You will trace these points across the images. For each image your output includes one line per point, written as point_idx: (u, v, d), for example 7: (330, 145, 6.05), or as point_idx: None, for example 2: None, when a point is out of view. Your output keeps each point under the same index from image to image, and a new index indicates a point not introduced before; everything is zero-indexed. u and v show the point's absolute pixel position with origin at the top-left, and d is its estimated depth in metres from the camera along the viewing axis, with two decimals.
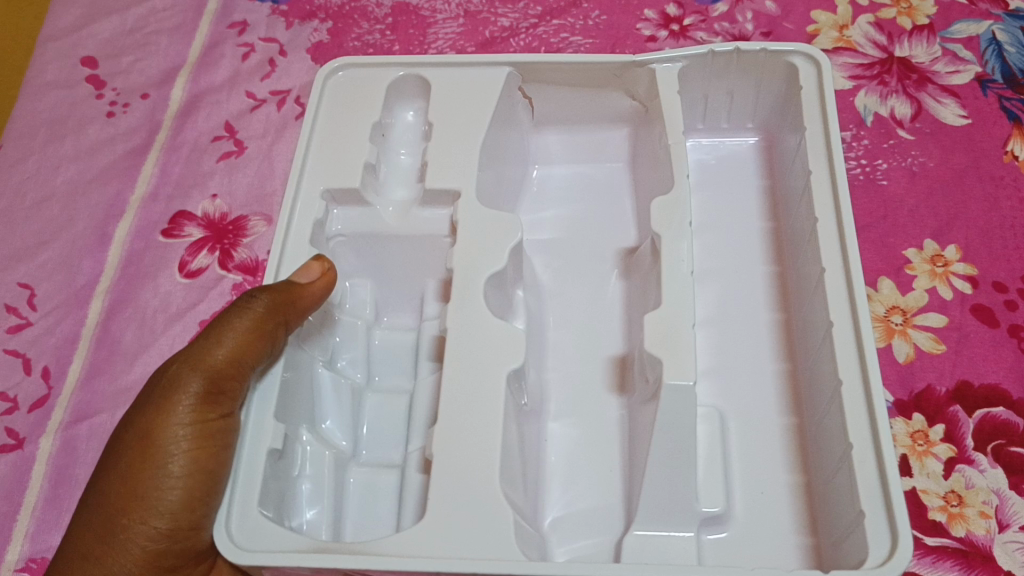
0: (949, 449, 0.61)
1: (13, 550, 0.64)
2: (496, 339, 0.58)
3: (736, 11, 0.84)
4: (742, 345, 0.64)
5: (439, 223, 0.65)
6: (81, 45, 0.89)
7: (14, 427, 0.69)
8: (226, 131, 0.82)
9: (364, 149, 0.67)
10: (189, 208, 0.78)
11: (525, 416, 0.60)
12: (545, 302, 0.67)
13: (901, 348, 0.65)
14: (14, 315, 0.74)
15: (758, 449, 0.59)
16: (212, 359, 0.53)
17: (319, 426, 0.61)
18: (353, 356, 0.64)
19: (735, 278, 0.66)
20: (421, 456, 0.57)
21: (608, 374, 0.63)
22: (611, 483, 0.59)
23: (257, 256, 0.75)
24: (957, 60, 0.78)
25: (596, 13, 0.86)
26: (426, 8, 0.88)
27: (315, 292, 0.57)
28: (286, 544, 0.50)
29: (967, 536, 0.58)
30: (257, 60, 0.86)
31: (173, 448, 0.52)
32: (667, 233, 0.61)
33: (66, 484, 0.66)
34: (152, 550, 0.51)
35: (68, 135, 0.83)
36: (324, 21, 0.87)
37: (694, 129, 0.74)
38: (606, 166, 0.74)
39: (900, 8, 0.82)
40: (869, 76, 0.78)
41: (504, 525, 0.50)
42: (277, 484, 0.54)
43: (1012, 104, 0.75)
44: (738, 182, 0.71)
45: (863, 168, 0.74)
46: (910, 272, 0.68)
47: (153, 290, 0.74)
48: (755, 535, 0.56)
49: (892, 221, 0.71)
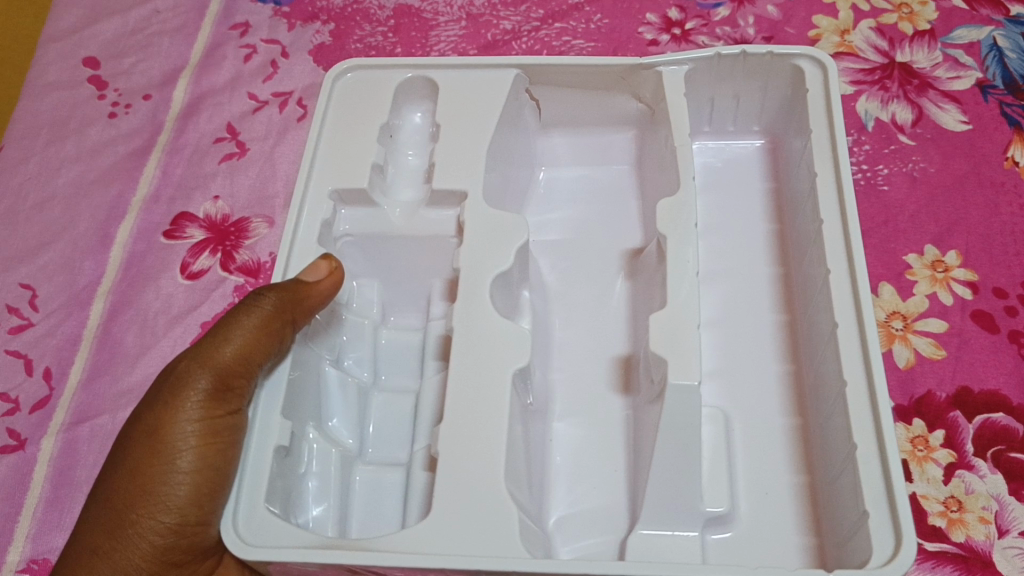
0: (949, 455, 0.62)
1: (14, 551, 0.64)
2: (502, 339, 0.58)
3: (737, 15, 0.84)
4: (746, 345, 0.64)
5: (445, 224, 0.65)
6: (84, 46, 0.89)
7: (15, 428, 0.69)
8: (229, 133, 0.82)
9: (371, 150, 0.67)
10: (191, 209, 0.78)
11: (529, 415, 0.60)
12: (549, 303, 0.67)
13: (901, 353, 0.66)
14: (15, 316, 0.74)
15: (761, 450, 0.59)
16: (220, 356, 0.53)
17: (325, 425, 0.61)
18: (360, 355, 0.65)
19: (739, 279, 0.67)
20: (426, 455, 0.58)
21: (610, 374, 0.63)
22: (614, 483, 0.59)
23: (258, 257, 0.75)
24: (958, 65, 0.79)
25: (598, 17, 0.86)
26: (428, 10, 0.88)
27: (324, 290, 0.57)
28: (293, 540, 0.50)
29: (966, 542, 0.59)
30: (259, 62, 0.86)
31: (181, 444, 0.52)
32: (672, 235, 0.61)
33: (68, 485, 0.66)
34: (159, 545, 0.52)
35: (70, 136, 0.83)
36: (327, 23, 0.88)
37: (700, 132, 0.75)
38: (610, 167, 0.74)
39: (901, 14, 0.83)
40: (870, 81, 0.79)
41: (509, 524, 0.50)
42: (283, 481, 0.54)
43: (1012, 110, 0.76)
44: (741, 183, 0.72)
45: (864, 173, 0.74)
46: (911, 278, 0.69)
47: (155, 292, 0.74)
48: (759, 536, 0.56)
49: (892, 226, 0.71)
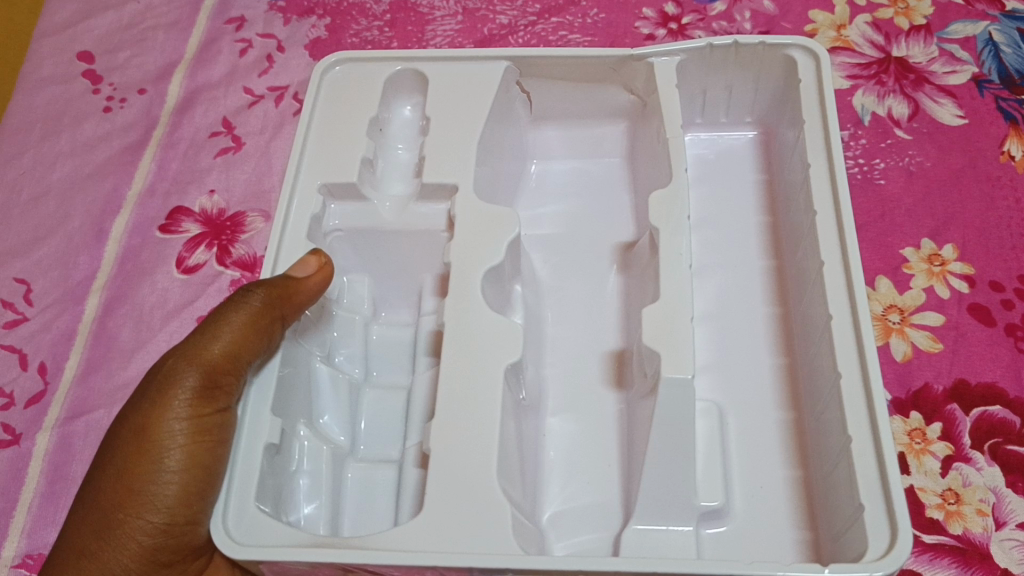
0: (946, 447, 0.61)
1: (9, 546, 0.63)
2: (495, 334, 0.58)
3: (734, 10, 0.84)
4: (740, 340, 0.64)
5: (437, 218, 0.65)
6: (78, 40, 0.88)
7: (10, 423, 0.68)
8: (223, 128, 0.82)
9: (362, 145, 0.67)
10: (187, 204, 0.78)
11: (523, 411, 0.60)
12: (542, 298, 0.67)
13: (898, 346, 0.65)
14: (10, 310, 0.74)
15: (755, 447, 0.59)
16: (208, 353, 0.53)
17: (317, 422, 0.60)
18: (351, 352, 0.64)
19: (736, 273, 0.66)
20: (418, 452, 0.57)
21: (604, 369, 0.63)
22: (608, 478, 0.58)
23: (254, 252, 0.75)
24: (954, 60, 0.78)
25: (594, 11, 0.86)
26: (424, 5, 0.88)
27: (312, 286, 0.56)
28: (283, 539, 0.49)
29: (964, 534, 0.58)
30: (254, 56, 0.86)
31: (169, 443, 0.51)
32: (664, 228, 0.61)
33: (63, 480, 0.66)
34: (148, 546, 0.51)
35: (64, 131, 0.83)
36: (322, 17, 0.87)
37: (692, 124, 0.74)
38: (604, 161, 0.73)
39: (897, 9, 0.82)
40: (867, 75, 0.79)
41: (502, 520, 0.50)
42: (274, 479, 0.54)
43: (1007, 104, 0.76)
44: (736, 177, 0.72)
45: (861, 167, 0.74)
46: (908, 271, 0.68)
47: (151, 286, 0.74)
48: (756, 531, 0.55)
49: (889, 220, 0.71)
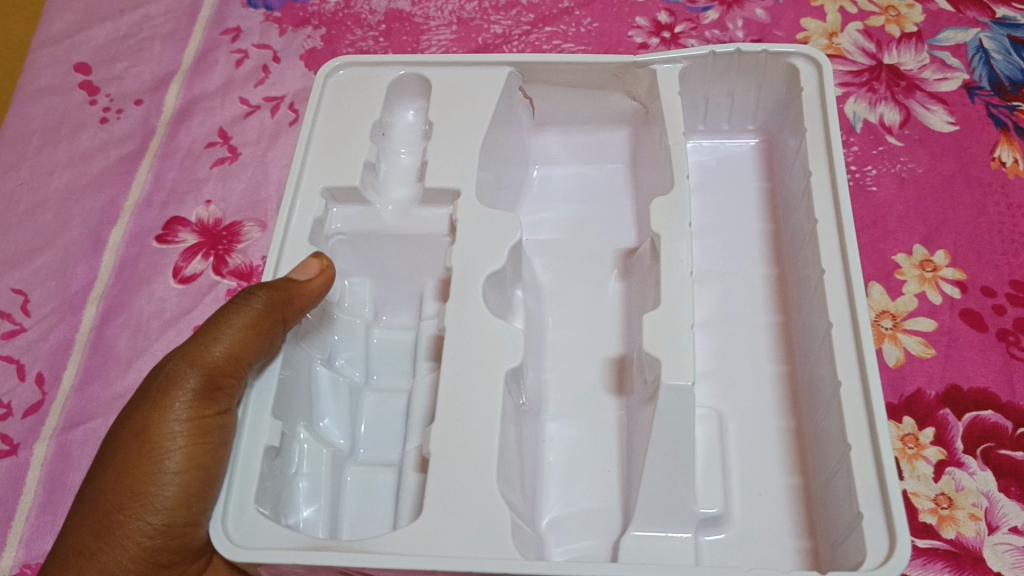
0: (939, 452, 0.62)
1: (7, 555, 0.63)
2: (496, 341, 0.58)
3: (726, 19, 0.85)
4: (737, 344, 0.64)
5: (439, 223, 0.65)
6: (75, 51, 0.88)
7: (8, 433, 0.68)
8: (220, 137, 0.82)
9: (364, 149, 0.67)
10: (184, 214, 0.78)
11: (523, 416, 0.60)
12: (544, 302, 0.67)
13: (891, 352, 0.66)
14: (7, 321, 0.74)
15: (753, 451, 0.59)
16: (209, 355, 0.53)
17: (316, 425, 0.60)
18: (351, 355, 0.64)
19: (733, 279, 0.67)
20: (417, 456, 0.57)
21: (605, 373, 0.64)
22: (608, 481, 0.59)
23: (251, 261, 0.75)
24: (945, 67, 0.80)
25: (588, 21, 0.87)
26: (420, 15, 0.89)
27: (314, 288, 0.56)
28: (282, 542, 0.49)
29: (957, 538, 0.59)
30: (251, 66, 0.86)
31: (169, 444, 0.52)
32: (665, 233, 0.61)
33: (61, 489, 0.65)
34: (147, 546, 0.51)
35: (61, 142, 0.83)
36: (318, 27, 0.88)
37: (694, 131, 0.75)
38: (607, 167, 0.74)
39: (888, 17, 0.83)
40: (858, 83, 0.80)
41: (503, 526, 0.50)
42: (274, 481, 0.54)
43: (998, 111, 0.77)
44: (738, 184, 0.72)
45: (854, 174, 0.75)
46: (900, 277, 0.69)
47: (148, 296, 0.74)
48: (755, 537, 0.56)
49: (881, 226, 0.72)
